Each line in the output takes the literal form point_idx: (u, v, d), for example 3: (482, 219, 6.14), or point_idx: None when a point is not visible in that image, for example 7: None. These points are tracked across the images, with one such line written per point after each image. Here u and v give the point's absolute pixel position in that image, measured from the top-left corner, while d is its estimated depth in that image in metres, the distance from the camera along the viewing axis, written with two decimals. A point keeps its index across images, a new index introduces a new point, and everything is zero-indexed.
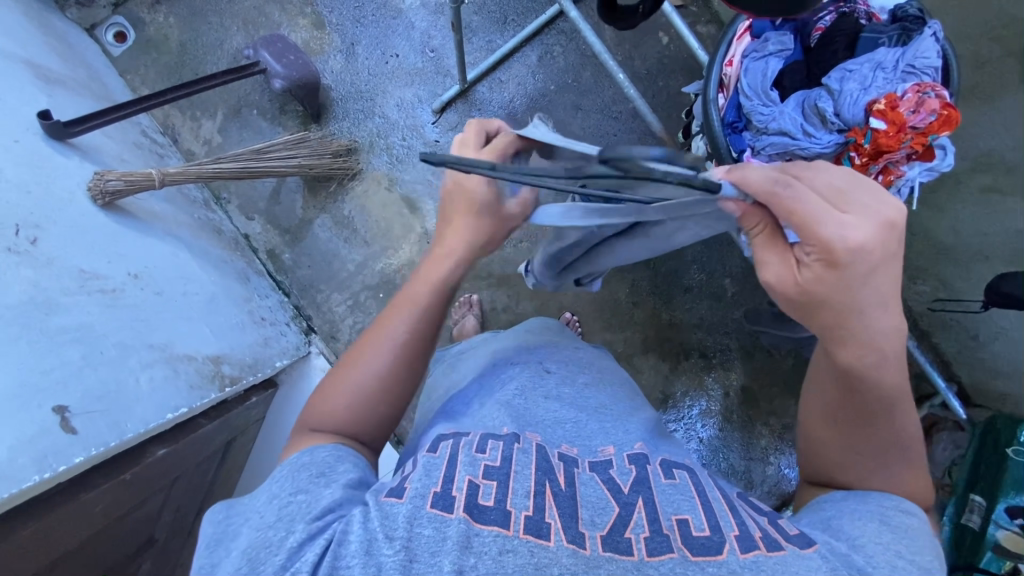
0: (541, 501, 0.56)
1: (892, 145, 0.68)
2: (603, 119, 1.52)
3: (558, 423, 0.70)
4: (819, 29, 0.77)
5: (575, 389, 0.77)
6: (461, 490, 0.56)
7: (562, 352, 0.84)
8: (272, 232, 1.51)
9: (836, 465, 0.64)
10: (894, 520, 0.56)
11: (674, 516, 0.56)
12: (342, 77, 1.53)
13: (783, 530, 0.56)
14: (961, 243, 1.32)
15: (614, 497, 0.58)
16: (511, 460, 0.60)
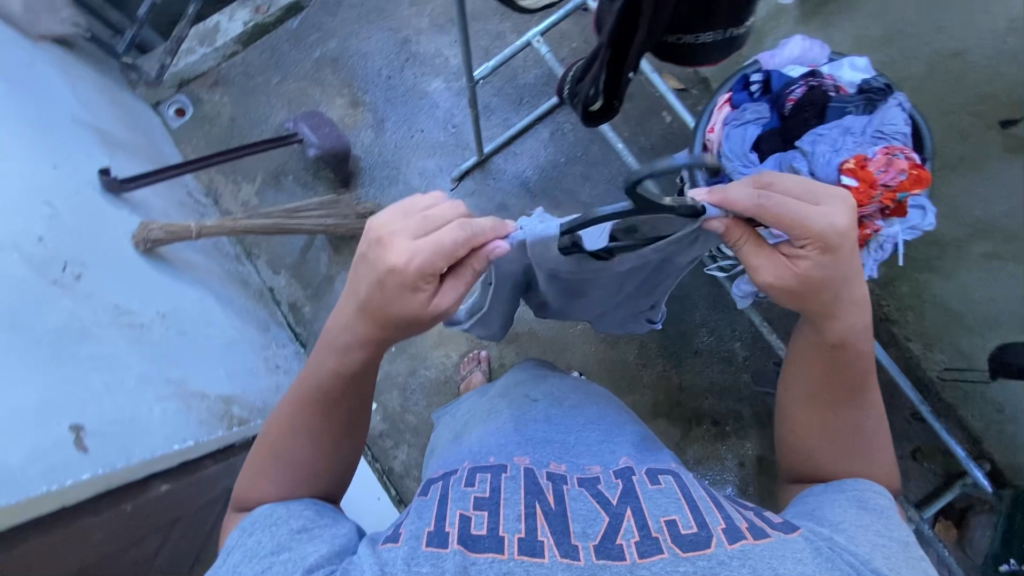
0: (533, 522, 0.56)
1: (863, 202, 0.74)
2: (610, 188, 1.62)
3: (547, 441, 0.71)
4: (792, 100, 0.83)
5: (561, 410, 0.78)
6: (454, 524, 0.56)
7: (546, 383, 0.85)
8: (295, 286, 1.58)
9: (819, 456, 0.72)
10: (869, 501, 0.62)
11: (662, 518, 0.57)
12: (371, 149, 1.68)
13: (770, 520, 0.59)
14: (971, 310, 1.31)
15: (603, 507, 0.59)
16: (501, 489, 0.61)
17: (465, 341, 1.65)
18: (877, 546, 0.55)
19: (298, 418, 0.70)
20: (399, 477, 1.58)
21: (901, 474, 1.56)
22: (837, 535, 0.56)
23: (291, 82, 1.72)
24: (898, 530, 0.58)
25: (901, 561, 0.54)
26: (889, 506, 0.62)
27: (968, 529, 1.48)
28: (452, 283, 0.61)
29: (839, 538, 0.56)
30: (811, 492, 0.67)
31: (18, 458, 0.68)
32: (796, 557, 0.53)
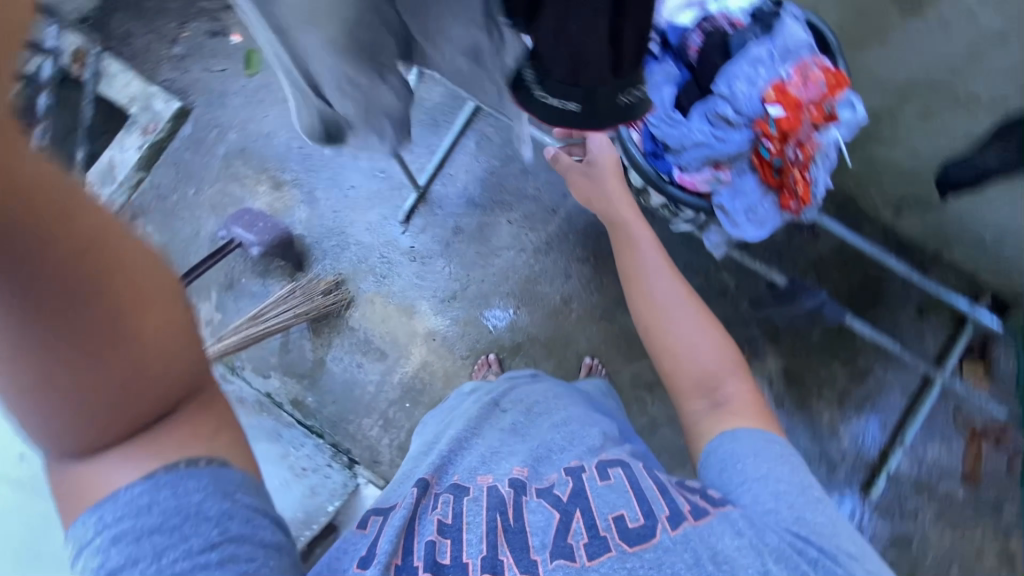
0: (494, 540, 0.67)
1: (793, 124, 0.85)
2: (553, 174, 1.69)
3: (511, 454, 0.79)
4: (693, 48, 0.91)
5: (525, 417, 0.86)
6: (422, 557, 0.66)
7: (515, 390, 0.92)
8: (291, 382, 1.62)
9: (670, 349, 0.94)
10: (763, 451, 0.76)
11: (610, 515, 0.67)
12: (311, 223, 1.68)
13: (710, 500, 0.71)
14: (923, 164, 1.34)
15: (556, 508, 0.69)
16: (463, 513, 0.71)
17: (471, 368, 1.64)
18: (777, 498, 0.70)
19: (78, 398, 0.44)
20: None
21: (915, 334, 1.59)
22: (751, 503, 0.71)
23: (208, 189, 1.70)
24: (791, 478, 0.73)
25: (799, 506, 0.69)
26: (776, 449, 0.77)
27: (991, 360, 1.55)
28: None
29: (748, 502, 0.71)
30: (715, 441, 0.81)
31: None
32: (733, 531, 0.66)
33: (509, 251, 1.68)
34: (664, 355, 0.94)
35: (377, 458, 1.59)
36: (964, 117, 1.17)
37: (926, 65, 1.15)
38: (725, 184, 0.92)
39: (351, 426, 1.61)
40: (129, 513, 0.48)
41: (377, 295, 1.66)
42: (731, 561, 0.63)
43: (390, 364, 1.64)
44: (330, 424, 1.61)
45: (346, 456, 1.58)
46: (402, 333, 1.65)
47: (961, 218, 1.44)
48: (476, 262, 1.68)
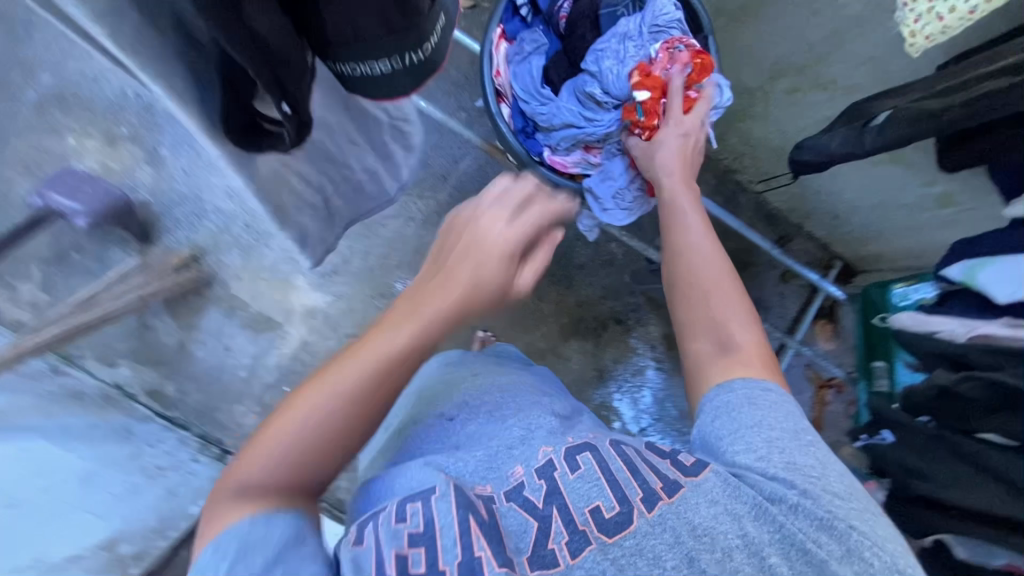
0: (468, 538, 0.58)
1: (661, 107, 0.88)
2: (441, 136, 1.58)
3: (478, 461, 0.71)
4: (563, 19, 0.98)
5: (475, 424, 0.80)
6: (392, 565, 0.57)
7: (453, 389, 0.88)
8: (146, 369, 1.45)
9: (685, 307, 0.77)
10: (760, 400, 0.68)
11: (586, 509, 0.63)
12: (157, 188, 1.46)
13: (682, 465, 0.67)
14: (789, 142, 1.41)
15: (531, 514, 0.63)
16: (434, 518, 0.61)
17: None
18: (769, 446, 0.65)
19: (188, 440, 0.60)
20: None
21: (777, 299, 1.73)
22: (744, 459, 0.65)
23: (18, 143, 1.41)
24: (787, 422, 0.67)
25: (790, 461, 0.64)
26: (777, 400, 0.69)
27: (838, 320, 1.73)
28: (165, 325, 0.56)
29: (740, 454, 0.65)
30: (722, 394, 0.70)
31: None
32: (709, 499, 0.62)
33: (396, 220, 1.57)
34: (682, 289, 0.78)
35: None
36: (823, 100, 1.23)
37: (793, 47, 1.18)
38: (595, 166, 0.98)
39: (223, 415, 1.48)
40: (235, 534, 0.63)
41: (245, 270, 1.49)
42: (711, 532, 0.60)
43: (264, 344, 1.50)
44: (197, 413, 1.47)
45: (217, 446, 1.46)
46: (277, 310, 1.51)
47: (819, 192, 1.56)
48: (358, 232, 1.55)
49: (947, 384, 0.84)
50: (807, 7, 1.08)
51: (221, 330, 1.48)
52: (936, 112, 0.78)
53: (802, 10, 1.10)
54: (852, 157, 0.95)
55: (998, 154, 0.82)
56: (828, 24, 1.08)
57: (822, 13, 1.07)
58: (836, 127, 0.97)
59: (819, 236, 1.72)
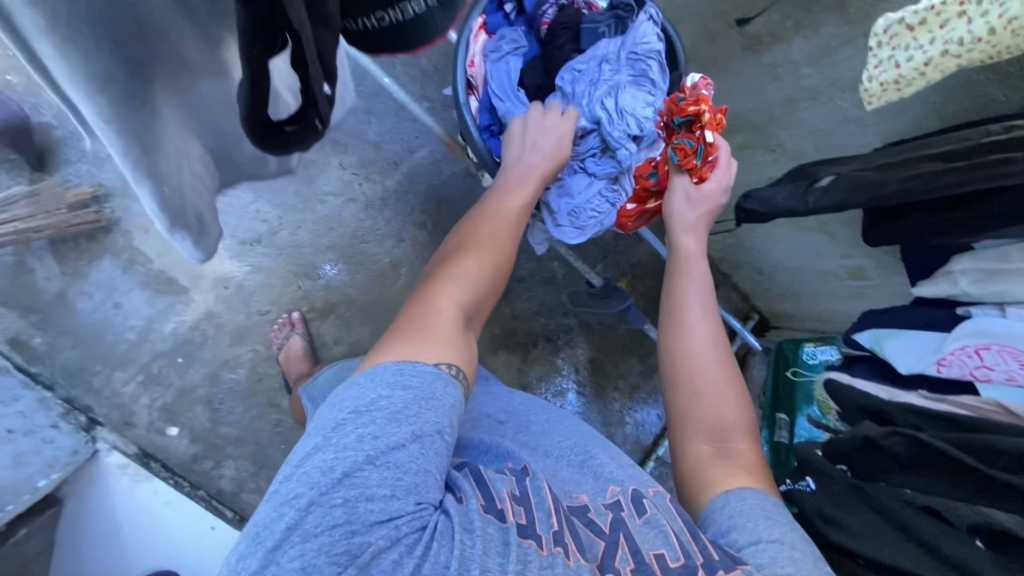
0: (559, 518, 0.61)
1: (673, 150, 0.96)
2: (399, 121, 1.51)
3: (549, 452, 0.75)
4: (545, 24, 0.96)
5: (530, 433, 0.81)
6: (502, 502, 0.59)
7: (500, 401, 0.88)
8: (10, 314, 1.26)
9: (693, 387, 0.79)
10: (772, 512, 0.66)
11: (652, 550, 0.60)
12: (64, 112, 1.28)
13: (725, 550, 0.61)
14: (732, 194, 1.49)
15: (598, 535, 0.61)
16: (528, 492, 0.63)
17: (270, 325, 1.41)
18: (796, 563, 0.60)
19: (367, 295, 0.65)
20: (232, 495, 1.37)
21: None
22: (767, 554, 0.60)
23: None
24: (804, 544, 0.63)
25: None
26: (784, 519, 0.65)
27: (749, 368, 1.83)
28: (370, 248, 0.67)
29: (760, 558, 0.60)
30: (730, 492, 0.69)
31: None
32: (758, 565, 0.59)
33: (336, 199, 1.47)
34: (692, 371, 0.80)
35: (131, 420, 1.32)
36: (770, 160, 1.30)
37: (751, 105, 1.24)
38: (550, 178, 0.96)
39: (97, 379, 1.30)
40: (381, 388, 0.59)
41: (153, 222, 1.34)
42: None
43: (162, 307, 1.35)
44: (65, 373, 1.29)
45: (83, 414, 1.29)
46: (184, 272, 1.36)
47: (751, 248, 1.65)
48: (292, 203, 1.44)
49: (871, 435, 0.82)
50: (769, 70, 1.14)
51: (112, 283, 1.31)
52: (875, 181, 0.85)
53: (765, 72, 1.16)
54: (794, 213, 1.00)
55: (908, 236, 0.91)
56: (785, 89, 1.14)
57: (782, 78, 1.13)
58: (784, 185, 1.04)
59: (744, 288, 1.82)
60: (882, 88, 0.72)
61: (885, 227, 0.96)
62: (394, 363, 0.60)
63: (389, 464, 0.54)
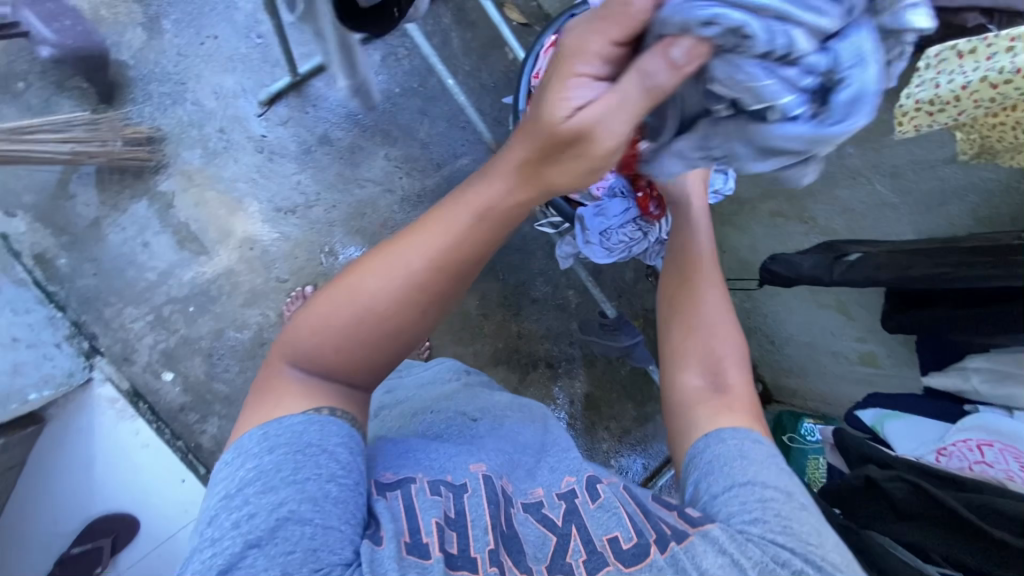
0: (496, 535, 0.62)
1: None
2: (450, 127, 1.55)
3: (501, 455, 0.74)
4: None
5: (497, 425, 0.82)
6: (429, 534, 0.60)
7: (478, 399, 0.88)
8: (45, 231, 1.30)
9: (681, 352, 0.78)
10: (750, 451, 0.67)
11: (605, 536, 0.63)
12: (143, 56, 1.35)
13: (688, 515, 0.65)
14: (756, 258, 1.50)
15: (550, 530, 0.65)
16: (464, 509, 0.64)
17: (284, 295, 1.43)
18: (765, 505, 0.63)
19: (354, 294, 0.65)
20: (210, 453, 1.36)
21: None
22: (734, 512, 0.63)
23: None
24: (777, 479, 0.65)
25: (789, 514, 0.63)
26: (762, 450, 0.67)
27: None
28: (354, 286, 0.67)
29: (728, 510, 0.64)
30: (708, 446, 0.69)
31: None
32: (716, 545, 0.60)
33: (374, 186, 1.50)
34: (682, 333, 0.79)
35: (131, 356, 1.34)
36: (800, 231, 1.32)
37: None
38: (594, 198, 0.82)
39: (109, 310, 1.33)
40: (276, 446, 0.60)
41: (198, 173, 1.39)
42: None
43: (188, 254, 1.38)
44: (80, 298, 1.31)
45: (87, 341, 1.31)
46: (216, 226, 1.39)
47: (766, 315, 1.65)
48: (332, 183, 1.47)
49: (874, 476, 0.83)
50: None
51: (145, 221, 1.35)
52: (903, 265, 0.87)
53: None
54: (818, 282, 1.02)
55: (930, 325, 0.90)
56: (827, 165, 1.17)
57: (826, 153, 1.15)
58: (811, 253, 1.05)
59: (752, 355, 1.81)
60: (917, 110, 0.72)
61: (906, 313, 0.95)
62: (260, 426, 0.63)
63: (279, 536, 0.55)
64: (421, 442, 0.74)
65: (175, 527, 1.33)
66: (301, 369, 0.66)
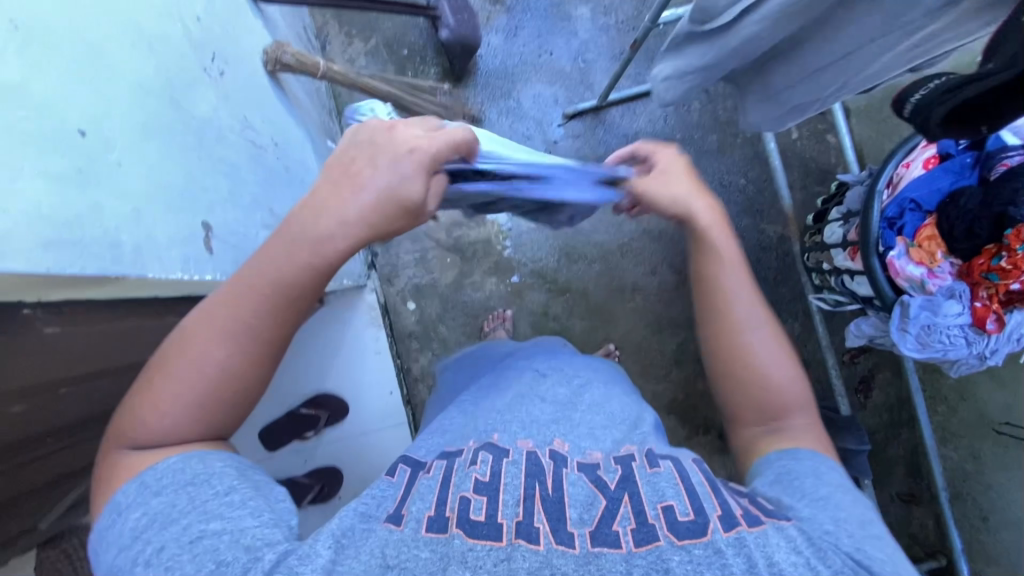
0: (529, 506, 0.51)
1: None
2: (713, 182, 1.58)
3: (554, 421, 0.64)
4: (1005, 165, 0.78)
5: (567, 388, 0.71)
6: (454, 508, 0.51)
7: (556, 359, 0.79)
8: None
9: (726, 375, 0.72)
10: (825, 473, 0.59)
11: (659, 504, 0.51)
12: (493, 53, 1.62)
13: (762, 509, 0.53)
14: (1009, 421, 1.34)
15: (601, 491, 0.53)
16: (501, 474, 0.55)
17: (517, 276, 1.64)
18: (840, 521, 0.52)
19: (215, 322, 0.58)
20: (414, 379, 1.62)
21: None
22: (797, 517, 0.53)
23: None
24: (852, 506, 0.55)
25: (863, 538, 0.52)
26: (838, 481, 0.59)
27: None
28: (188, 363, 0.58)
29: (801, 516, 0.53)
30: (784, 465, 0.62)
31: (207, 208, 0.71)
32: (788, 544, 0.49)
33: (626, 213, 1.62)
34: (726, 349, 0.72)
35: (393, 279, 1.63)
36: None
37: None
38: (924, 294, 0.81)
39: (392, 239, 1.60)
40: (161, 488, 0.54)
41: None
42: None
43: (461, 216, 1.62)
44: None
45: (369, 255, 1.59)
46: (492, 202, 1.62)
47: (990, 487, 1.41)
48: None
49: None
50: None
51: None
52: None
53: None
54: None
55: None
56: None
57: None
58: None
59: None
60: None
61: None
62: (132, 481, 0.55)
63: (197, 547, 0.49)
64: (474, 405, 0.70)
65: (372, 426, 1.53)
66: (135, 445, 0.57)
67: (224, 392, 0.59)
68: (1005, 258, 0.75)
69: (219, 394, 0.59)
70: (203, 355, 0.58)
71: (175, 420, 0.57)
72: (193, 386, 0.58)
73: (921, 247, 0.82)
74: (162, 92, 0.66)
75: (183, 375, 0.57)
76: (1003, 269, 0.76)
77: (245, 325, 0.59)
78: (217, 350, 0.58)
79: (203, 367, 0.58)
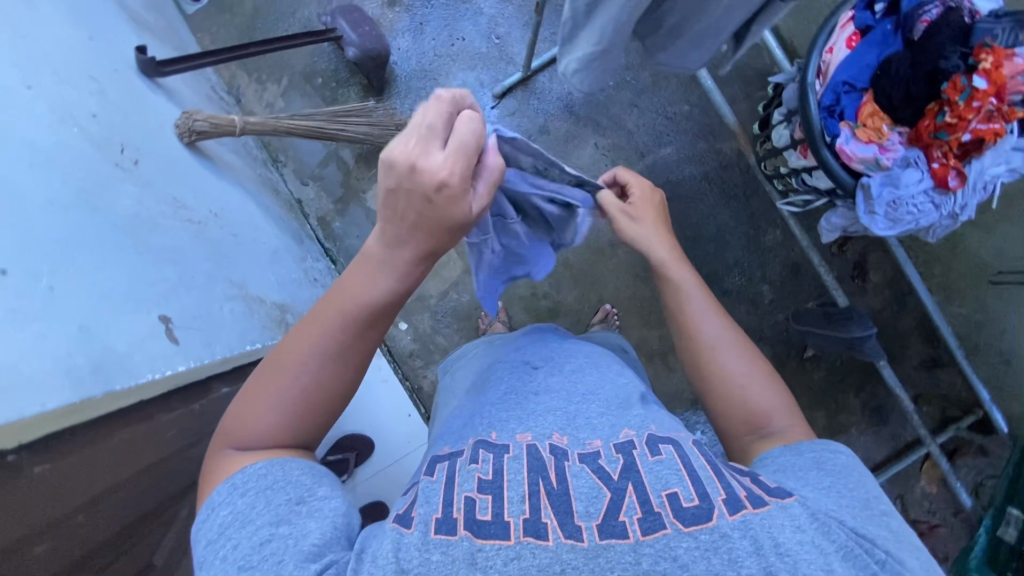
0: (536, 501, 0.51)
1: (988, 101, 0.73)
2: (658, 118, 1.57)
3: (550, 411, 0.63)
4: (924, 22, 0.77)
5: (558, 373, 0.71)
6: (460, 508, 0.51)
7: (545, 348, 0.78)
8: (324, 198, 1.57)
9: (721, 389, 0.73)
10: (827, 462, 0.59)
11: (663, 492, 0.51)
12: (407, 57, 1.59)
13: (764, 485, 0.54)
14: None
15: (604, 483, 0.52)
16: (504, 470, 0.54)
17: None
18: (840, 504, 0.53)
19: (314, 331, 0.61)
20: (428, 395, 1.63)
21: None
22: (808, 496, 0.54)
23: None
24: (856, 490, 0.56)
25: (863, 519, 0.53)
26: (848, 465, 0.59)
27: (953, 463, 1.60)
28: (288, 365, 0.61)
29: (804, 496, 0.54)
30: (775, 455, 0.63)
31: (159, 300, 0.70)
32: (795, 525, 0.49)
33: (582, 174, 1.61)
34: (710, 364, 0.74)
35: None
36: None
37: None
38: (881, 171, 0.80)
39: None
40: (247, 487, 0.56)
41: None
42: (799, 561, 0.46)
43: None
44: (346, 255, 1.58)
45: None
46: None
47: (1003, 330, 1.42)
48: None
49: None
50: None
51: None
52: None
53: None
54: None
55: None
56: None
57: None
58: None
59: None
60: None
61: None
62: (224, 481, 0.57)
63: (266, 548, 0.50)
64: (468, 408, 0.70)
65: (402, 451, 1.50)
66: (237, 445, 0.60)
67: (314, 401, 0.62)
68: (949, 113, 0.76)
69: (311, 400, 0.62)
70: (297, 351, 0.61)
71: (273, 420, 0.60)
72: (285, 389, 0.61)
73: (866, 126, 0.80)
74: (76, 204, 0.65)
75: (276, 372, 0.61)
76: (950, 124, 0.76)
77: (336, 336, 0.61)
78: (303, 358, 0.61)
79: (296, 366, 0.61)
